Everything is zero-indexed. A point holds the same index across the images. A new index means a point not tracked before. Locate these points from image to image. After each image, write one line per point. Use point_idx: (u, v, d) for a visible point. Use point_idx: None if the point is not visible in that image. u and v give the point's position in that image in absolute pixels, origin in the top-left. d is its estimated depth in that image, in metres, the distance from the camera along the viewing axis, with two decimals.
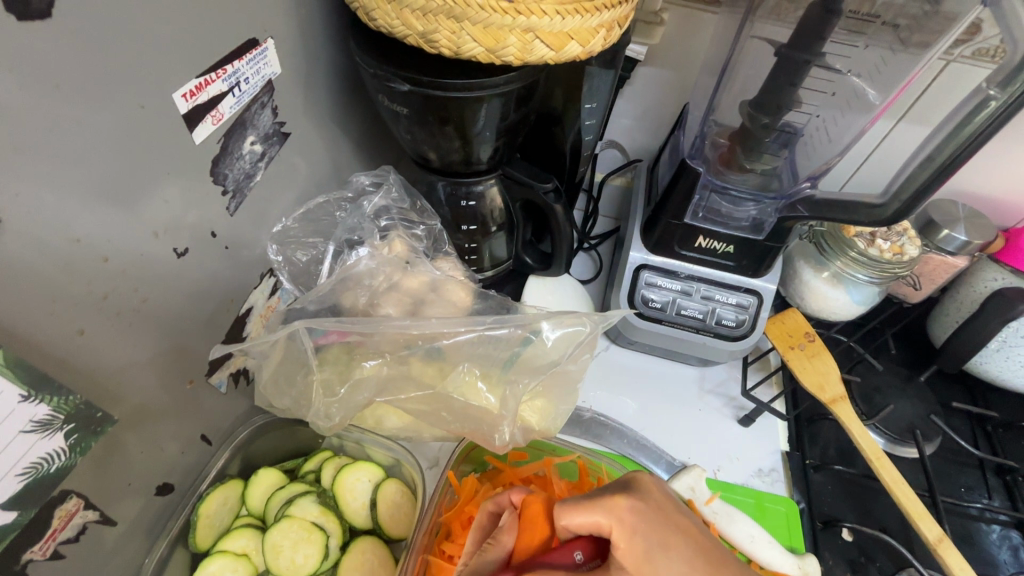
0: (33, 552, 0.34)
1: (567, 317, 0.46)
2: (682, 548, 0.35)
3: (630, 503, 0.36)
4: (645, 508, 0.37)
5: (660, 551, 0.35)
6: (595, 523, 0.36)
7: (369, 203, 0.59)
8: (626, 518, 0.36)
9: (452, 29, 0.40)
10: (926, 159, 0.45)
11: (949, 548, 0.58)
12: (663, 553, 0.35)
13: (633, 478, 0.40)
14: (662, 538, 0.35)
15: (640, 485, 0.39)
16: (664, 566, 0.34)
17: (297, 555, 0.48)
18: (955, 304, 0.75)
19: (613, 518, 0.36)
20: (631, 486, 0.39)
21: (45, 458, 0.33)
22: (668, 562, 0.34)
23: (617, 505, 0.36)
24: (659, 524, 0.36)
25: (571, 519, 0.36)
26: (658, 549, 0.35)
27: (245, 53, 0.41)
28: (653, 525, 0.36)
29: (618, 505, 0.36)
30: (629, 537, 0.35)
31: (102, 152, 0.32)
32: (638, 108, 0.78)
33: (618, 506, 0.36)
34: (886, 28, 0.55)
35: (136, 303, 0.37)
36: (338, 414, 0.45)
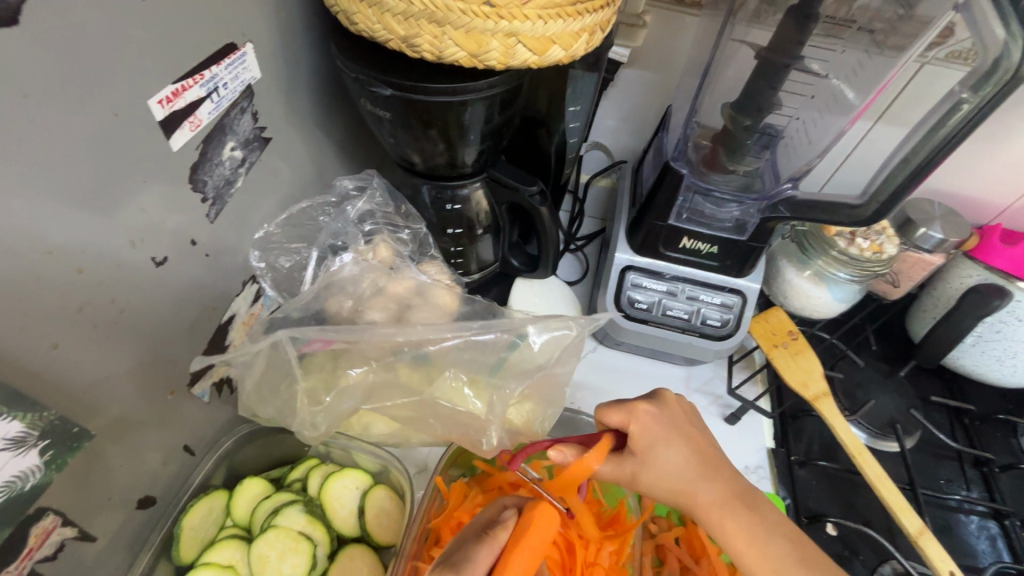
0: (9, 573, 0.33)
1: (554, 321, 0.46)
2: (683, 444, 0.46)
3: (650, 409, 0.46)
4: (663, 415, 0.46)
5: (665, 442, 0.45)
6: (619, 419, 0.46)
7: (352, 207, 0.58)
8: (643, 418, 0.46)
9: (433, 34, 0.40)
10: (903, 161, 0.46)
11: (930, 539, 0.59)
12: (666, 444, 0.45)
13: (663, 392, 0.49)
14: (668, 436, 0.45)
15: (665, 398, 0.49)
16: (665, 454, 0.45)
17: (284, 565, 0.47)
18: (933, 301, 0.77)
19: (634, 416, 0.46)
20: (655, 398, 0.48)
21: (20, 476, 0.32)
22: (668, 451, 0.45)
23: (639, 408, 0.46)
24: (671, 427, 0.46)
25: (603, 414, 0.47)
26: (663, 442, 0.45)
27: (222, 58, 0.40)
28: (664, 428, 0.46)
29: (639, 409, 0.46)
30: (644, 431, 0.45)
31: (73, 161, 0.31)
32: (622, 110, 0.78)
33: (639, 409, 0.46)
34: (862, 32, 0.56)
35: (115, 314, 0.36)
36: (324, 423, 0.44)
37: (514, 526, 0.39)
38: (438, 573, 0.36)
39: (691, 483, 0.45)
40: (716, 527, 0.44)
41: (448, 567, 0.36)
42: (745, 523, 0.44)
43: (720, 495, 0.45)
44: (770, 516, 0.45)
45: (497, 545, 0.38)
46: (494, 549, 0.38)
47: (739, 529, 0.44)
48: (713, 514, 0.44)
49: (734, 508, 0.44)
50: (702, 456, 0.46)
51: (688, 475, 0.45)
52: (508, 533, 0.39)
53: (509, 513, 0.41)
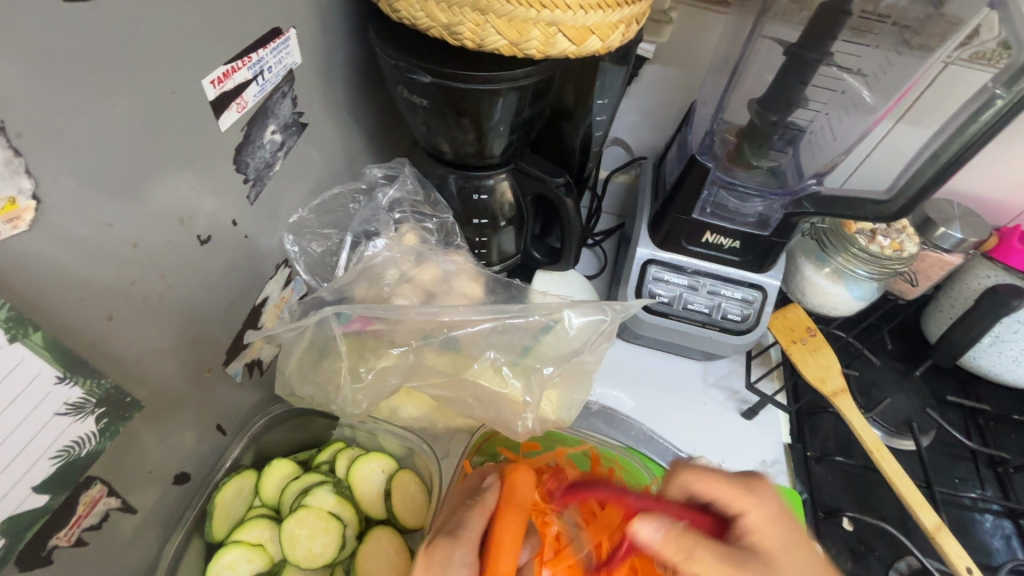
0: (59, 538, 0.34)
1: (588, 307, 0.46)
2: (806, 546, 0.38)
3: (772, 493, 0.39)
4: (781, 503, 0.39)
5: (788, 540, 0.37)
6: (728, 497, 0.38)
7: (383, 195, 0.59)
8: (766, 502, 0.38)
9: (476, 21, 0.41)
10: (932, 156, 0.47)
11: (947, 536, 0.60)
12: (788, 543, 0.37)
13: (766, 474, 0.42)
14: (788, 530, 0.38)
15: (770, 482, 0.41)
16: (791, 554, 0.37)
17: (315, 544, 0.48)
18: (950, 300, 0.77)
19: (750, 500, 0.38)
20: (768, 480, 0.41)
21: (76, 442, 0.32)
22: (793, 553, 0.37)
23: (760, 490, 0.38)
24: (790, 518, 0.38)
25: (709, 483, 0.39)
26: (786, 538, 0.37)
27: (268, 42, 0.41)
28: (786, 520, 0.38)
29: (761, 489, 0.38)
30: (763, 519, 0.37)
31: (133, 137, 0.32)
32: (643, 106, 0.79)
33: (761, 489, 0.38)
34: (894, 28, 0.56)
35: (163, 290, 0.37)
36: (366, 402, 0.46)
37: (499, 492, 0.42)
38: (434, 542, 0.38)
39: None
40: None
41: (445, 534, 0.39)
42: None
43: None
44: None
45: (486, 508, 0.40)
46: (483, 512, 0.40)
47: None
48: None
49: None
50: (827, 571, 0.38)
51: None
52: (492, 494, 0.41)
53: (491, 480, 0.43)
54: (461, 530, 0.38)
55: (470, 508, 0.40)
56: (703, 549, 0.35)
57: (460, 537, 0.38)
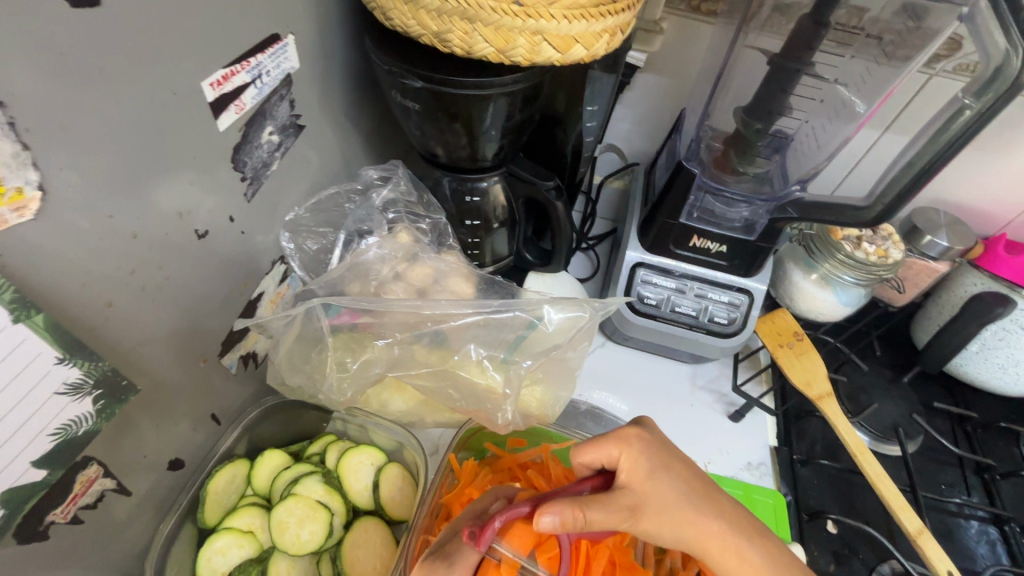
0: (55, 515, 0.36)
1: (569, 303, 0.48)
2: (679, 468, 0.42)
3: (641, 433, 0.43)
4: (651, 438, 0.43)
5: (661, 468, 0.41)
6: (608, 451, 0.42)
7: (378, 196, 0.61)
8: (636, 444, 0.42)
9: (464, 30, 0.43)
10: (908, 164, 0.48)
11: (929, 539, 0.60)
12: (664, 471, 0.41)
13: (641, 419, 0.47)
14: (662, 458, 0.42)
15: (646, 424, 0.46)
16: (665, 482, 0.41)
17: (302, 532, 0.50)
18: (938, 308, 0.78)
19: (624, 445, 0.42)
20: (641, 424, 0.45)
21: (73, 422, 0.34)
22: (666, 478, 0.41)
23: (628, 435, 0.43)
24: (661, 449, 0.43)
25: (588, 452, 0.43)
26: (659, 468, 0.41)
27: (267, 47, 0.43)
28: (657, 451, 0.42)
29: (628, 434, 0.43)
30: (635, 460, 0.41)
31: (136, 135, 0.34)
32: (637, 114, 0.81)
33: (629, 435, 0.43)
34: (871, 41, 0.58)
35: (160, 280, 0.39)
36: (350, 390, 0.48)
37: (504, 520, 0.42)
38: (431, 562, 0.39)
39: (695, 511, 0.41)
40: (717, 561, 0.41)
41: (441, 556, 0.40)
42: (751, 550, 0.41)
43: (725, 525, 0.41)
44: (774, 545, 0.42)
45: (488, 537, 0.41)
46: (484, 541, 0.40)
47: (748, 559, 0.41)
48: (722, 547, 0.41)
49: (740, 535, 0.41)
50: (700, 484, 0.43)
51: (691, 502, 0.41)
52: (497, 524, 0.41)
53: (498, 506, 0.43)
54: (457, 559, 0.39)
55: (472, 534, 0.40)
56: (594, 510, 0.37)
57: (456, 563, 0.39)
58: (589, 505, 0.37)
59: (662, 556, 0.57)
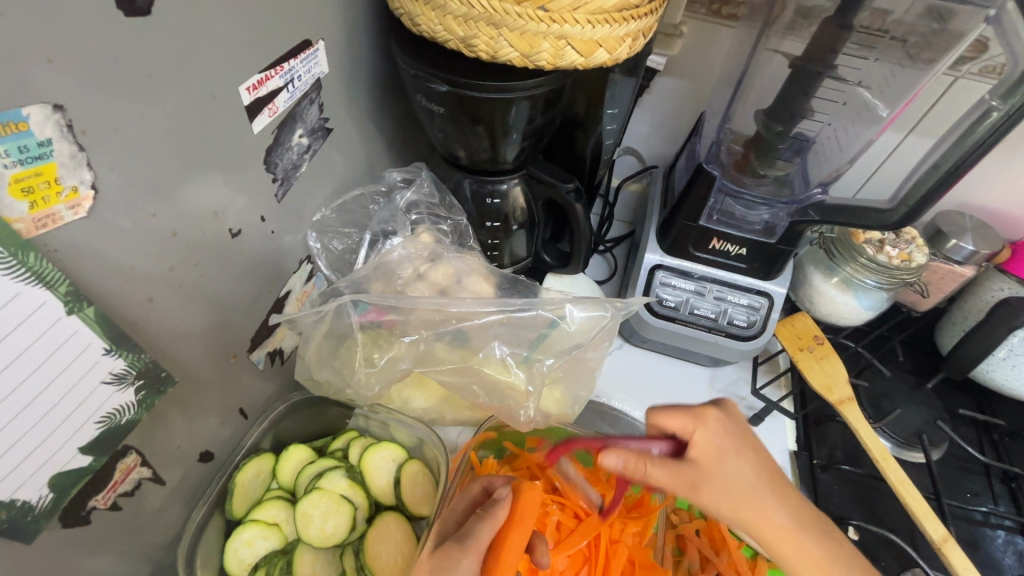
0: (97, 501, 0.37)
1: (592, 303, 0.49)
2: (752, 458, 0.43)
3: (720, 417, 0.43)
4: (730, 422, 0.43)
5: (734, 454, 0.42)
6: (683, 425, 0.43)
7: (401, 197, 0.62)
8: (713, 425, 0.42)
9: (490, 35, 0.44)
10: (933, 166, 0.48)
11: (954, 548, 0.59)
12: (733, 455, 0.42)
13: (723, 399, 0.46)
14: (736, 446, 0.42)
15: (727, 406, 0.45)
16: (735, 468, 0.42)
17: (326, 525, 0.51)
18: (963, 313, 0.77)
19: (701, 424, 0.42)
20: (723, 406, 0.45)
21: (117, 410, 0.36)
22: (736, 464, 0.42)
23: (706, 415, 0.43)
24: (737, 436, 0.43)
25: (664, 417, 0.43)
26: (733, 452, 0.42)
27: (299, 53, 0.44)
28: (733, 436, 0.43)
29: (707, 415, 0.43)
30: (709, 439, 0.42)
31: (177, 138, 0.35)
32: (655, 117, 0.81)
33: (707, 414, 0.43)
34: (895, 43, 0.57)
35: (196, 277, 0.41)
36: (377, 385, 0.50)
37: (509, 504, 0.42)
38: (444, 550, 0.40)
39: (762, 500, 0.41)
40: (773, 547, 0.42)
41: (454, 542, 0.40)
42: (807, 543, 0.41)
43: (792, 518, 0.42)
44: (838, 544, 0.42)
45: (497, 523, 0.41)
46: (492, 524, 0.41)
47: (805, 552, 0.41)
48: (782, 537, 0.41)
49: (805, 530, 0.42)
50: (773, 476, 0.43)
51: (758, 491, 0.42)
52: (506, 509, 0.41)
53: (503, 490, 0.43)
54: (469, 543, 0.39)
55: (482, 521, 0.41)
56: (657, 467, 0.41)
57: (468, 546, 0.39)
58: (653, 463, 0.41)
59: (680, 559, 0.57)
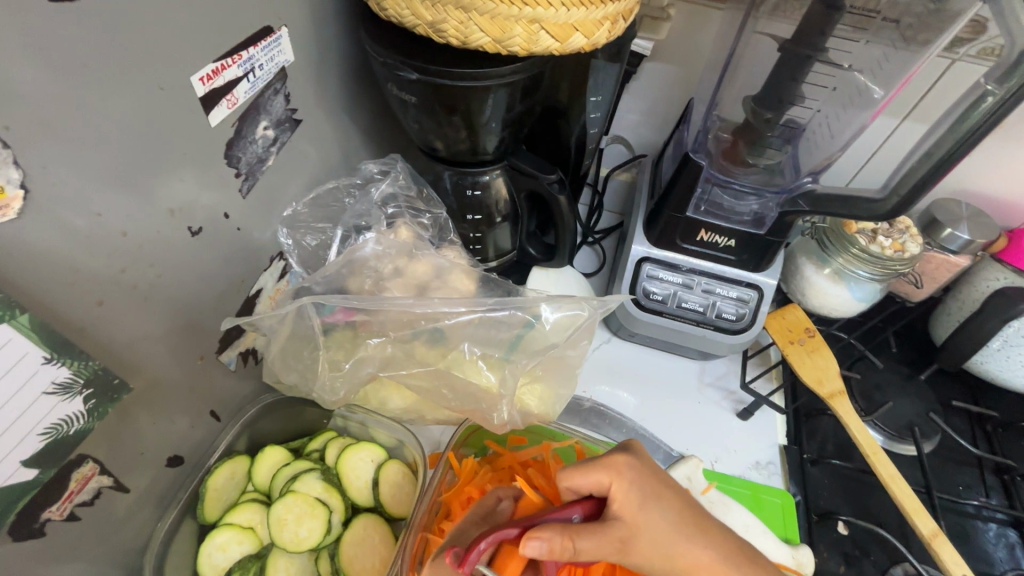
0: (50, 513, 0.36)
1: (567, 301, 0.48)
2: (671, 495, 0.39)
3: (628, 459, 0.40)
4: (641, 464, 0.40)
5: (652, 498, 0.38)
6: (597, 480, 0.39)
7: (377, 190, 0.60)
8: (627, 472, 0.39)
9: (460, 19, 0.41)
10: (925, 154, 0.46)
11: (943, 542, 0.58)
12: (656, 499, 0.38)
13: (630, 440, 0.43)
14: (653, 486, 0.39)
15: (632, 446, 0.43)
16: (657, 513, 0.38)
17: (301, 529, 0.50)
18: (957, 304, 0.75)
19: (613, 474, 0.39)
20: (629, 447, 0.42)
21: (64, 421, 0.35)
22: (659, 510, 0.38)
23: (617, 462, 0.40)
24: (651, 475, 0.40)
25: (575, 478, 0.39)
26: (652, 497, 0.38)
27: (259, 40, 0.42)
28: (646, 478, 0.39)
29: (615, 461, 0.40)
30: (625, 489, 0.38)
31: (123, 133, 0.33)
32: (644, 104, 0.79)
33: (619, 462, 0.39)
34: (889, 25, 0.55)
35: (153, 278, 0.39)
36: (343, 389, 0.48)
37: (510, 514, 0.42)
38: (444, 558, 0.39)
39: (685, 544, 0.37)
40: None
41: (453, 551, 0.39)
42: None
43: (719, 554, 0.38)
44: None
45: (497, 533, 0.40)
46: None
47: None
48: None
49: (739, 566, 0.38)
50: (692, 513, 0.39)
51: (682, 535, 0.38)
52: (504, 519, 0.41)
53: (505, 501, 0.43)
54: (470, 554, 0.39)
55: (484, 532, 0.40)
56: (584, 537, 0.35)
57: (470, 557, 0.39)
58: (580, 533, 0.35)
59: None
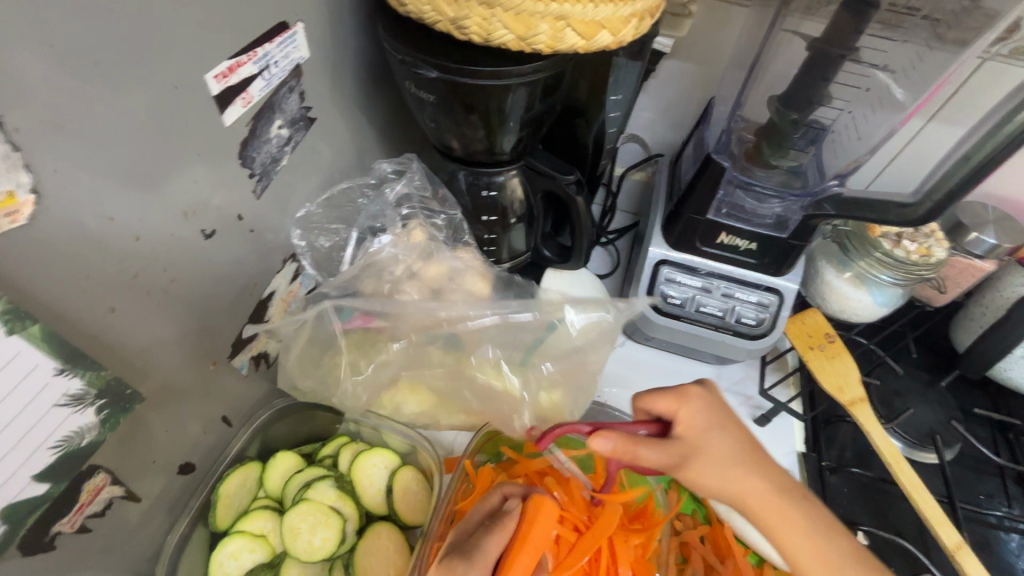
0: (61, 525, 0.35)
1: (591, 304, 0.46)
2: (734, 429, 0.41)
3: (703, 392, 0.42)
4: (711, 398, 0.42)
5: (716, 427, 0.41)
6: (666, 403, 0.42)
7: (391, 191, 0.59)
8: (695, 400, 0.42)
9: (483, 16, 0.40)
10: (962, 157, 0.44)
11: (968, 555, 0.57)
12: (719, 428, 0.41)
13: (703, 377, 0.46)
14: (719, 418, 0.41)
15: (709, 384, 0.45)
16: (718, 438, 0.40)
17: (315, 538, 0.49)
18: (980, 310, 0.73)
19: (682, 400, 0.41)
20: (703, 382, 0.44)
21: (76, 433, 0.34)
22: (719, 435, 0.41)
23: (689, 392, 0.42)
24: (720, 408, 0.42)
25: (648, 400, 0.42)
26: (715, 426, 0.41)
27: (274, 37, 0.40)
28: (714, 410, 0.42)
29: (689, 391, 0.42)
30: (692, 415, 0.41)
31: (135, 133, 0.32)
32: (661, 103, 0.77)
33: (690, 391, 0.42)
34: (924, 23, 0.53)
35: (166, 283, 0.38)
36: (365, 394, 0.47)
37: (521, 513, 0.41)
38: (450, 560, 0.37)
39: (743, 470, 0.40)
40: (762, 521, 0.40)
41: (459, 554, 0.37)
42: (795, 515, 0.39)
43: (772, 484, 0.40)
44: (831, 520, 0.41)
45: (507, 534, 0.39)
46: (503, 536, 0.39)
47: (794, 522, 0.39)
48: (768, 507, 0.39)
49: (791, 498, 0.40)
50: (750, 446, 0.41)
51: (743, 462, 0.40)
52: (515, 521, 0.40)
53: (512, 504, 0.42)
54: (478, 554, 0.37)
55: (492, 533, 0.38)
56: (647, 447, 0.39)
57: (476, 559, 0.36)
58: (643, 442, 0.39)
59: (684, 567, 0.54)
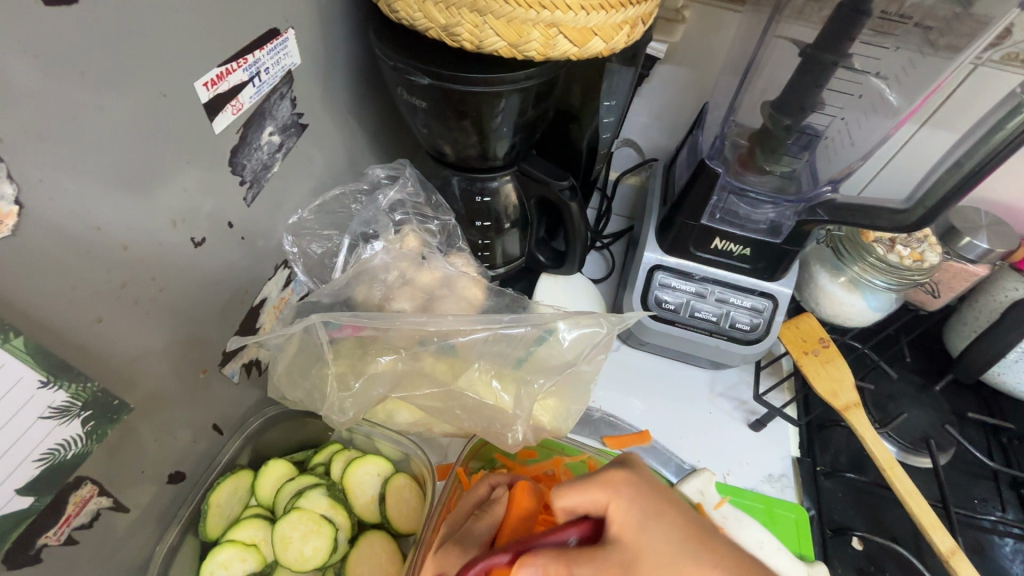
0: (48, 537, 0.35)
1: (584, 318, 0.46)
2: (673, 514, 0.36)
3: (629, 477, 0.38)
4: (642, 481, 0.38)
5: (652, 516, 0.35)
6: (591, 498, 0.36)
7: (384, 197, 0.59)
8: (623, 490, 0.36)
9: (474, 23, 0.40)
10: (954, 164, 0.45)
11: (962, 560, 0.57)
12: (657, 518, 0.35)
13: (627, 457, 0.41)
14: (654, 504, 0.36)
15: (633, 463, 0.40)
16: (657, 532, 0.34)
17: (306, 547, 0.48)
18: (973, 314, 0.74)
19: (608, 490, 0.36)
20: (628, 464, 0.40)
21: (62, 445, 0.33)
22: (660, 527, 0.34)
23: (615, 478, 0.37)
24: (653, 493, 0.37)
25: (568, 496, 0.37)
26: (651, 516, 0.35)
27: (265, 43, 0.40)
28: (649, 497, 0.36)
29: (615, 478, 0.37)
30: (624, 508, 0.36)
31: (123, 141, 0.32)
32: (655, 107, 0.77)
33: (617, 479, 0.37)
34: (917, 30, 0.53)
35: (154, 291, 0.37)
36: (352, 409, 0.46)
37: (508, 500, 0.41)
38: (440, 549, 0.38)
39: (698, 564, 0.33)
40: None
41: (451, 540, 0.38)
42: None
43: (735, 575, 0.32)
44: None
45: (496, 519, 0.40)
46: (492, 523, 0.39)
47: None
48: None
49: None
50: (692, 528, 0.35)
51: (690, 553, 0.33)
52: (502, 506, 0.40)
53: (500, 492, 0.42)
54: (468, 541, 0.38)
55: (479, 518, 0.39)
56: (583, 564, 0.32)
57: (468, 546, 0.38)
58: (576, 559, 0.32)
59: None
